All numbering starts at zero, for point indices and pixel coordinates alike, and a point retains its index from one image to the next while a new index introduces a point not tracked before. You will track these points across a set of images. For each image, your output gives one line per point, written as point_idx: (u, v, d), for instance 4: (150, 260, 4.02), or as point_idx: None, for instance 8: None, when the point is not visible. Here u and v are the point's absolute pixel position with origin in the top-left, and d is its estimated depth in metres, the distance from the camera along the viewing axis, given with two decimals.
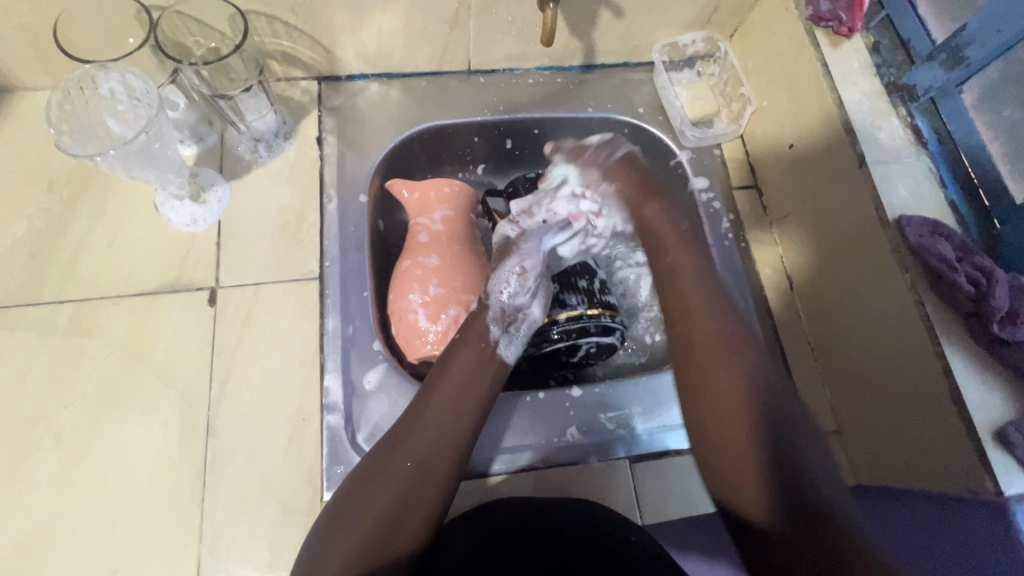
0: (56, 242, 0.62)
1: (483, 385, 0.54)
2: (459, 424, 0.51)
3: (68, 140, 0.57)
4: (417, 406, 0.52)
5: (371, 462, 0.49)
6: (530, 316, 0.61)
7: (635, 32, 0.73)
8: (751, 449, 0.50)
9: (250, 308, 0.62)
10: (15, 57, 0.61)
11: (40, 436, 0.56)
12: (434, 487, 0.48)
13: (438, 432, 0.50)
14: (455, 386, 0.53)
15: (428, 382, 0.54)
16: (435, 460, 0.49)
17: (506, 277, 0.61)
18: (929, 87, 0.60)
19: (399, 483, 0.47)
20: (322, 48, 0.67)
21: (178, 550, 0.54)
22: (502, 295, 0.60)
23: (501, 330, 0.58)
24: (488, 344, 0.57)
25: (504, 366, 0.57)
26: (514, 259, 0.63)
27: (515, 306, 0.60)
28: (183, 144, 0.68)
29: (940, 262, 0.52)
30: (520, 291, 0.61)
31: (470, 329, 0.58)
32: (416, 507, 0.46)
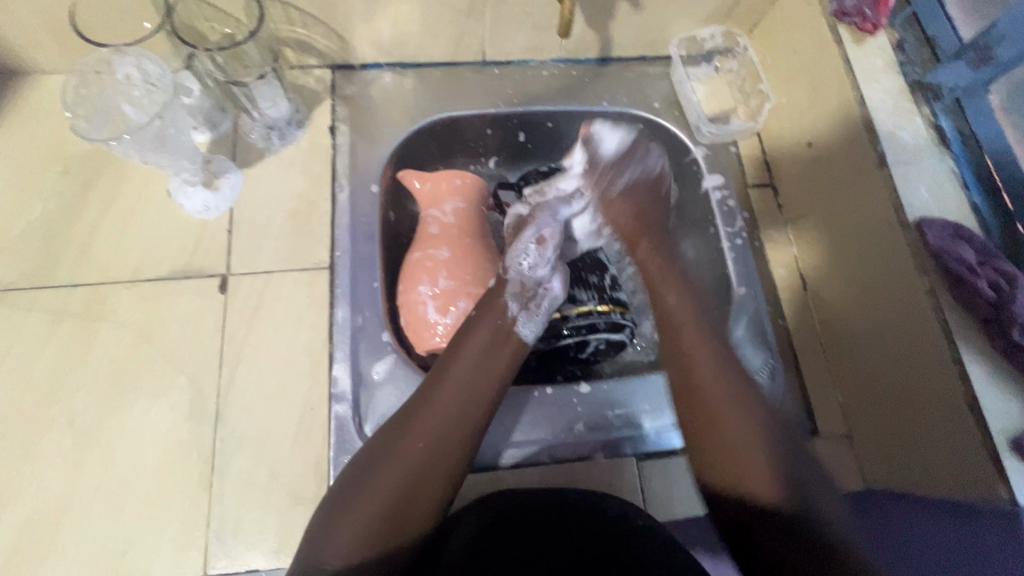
0: (70, 226, 0.63)
1: (501, 364, 0.54)
2: (473, 407, 0.50)
3: (83, 124, 0.58)
4: (432, 382, 0.51)
5: (383, 437, 0.48)
6: (550, 292, 0.61)
7: (653, 25, 0.72)
8: (757, 446, 0.49)
9: (260, 295, 0.63)
10: (32, 40, 0.61)
11: (53, 417, 0.56)
12: (448, 463, 0.47)
13: (454, 409, 0.49)
14: (470, 369, 0.52)
15: (444, 358, 0.53)
16: (450, 437, 0.48)
17: (524, 248, 0.62)
18: (954, 86, 0.58)
19: (413, 459, 0.46)
20: (337, 36, 0.67)
21: (187, 533, 0.54)
22: (522, 267, 0.60)
23: (522, 306, 0.58)
24: (506, 322, 0.56)
25: (521, 346, 0.56)
26: (532, 230, 0.63)
27: (534, 280, 0.60)
28: (196, 130, 0.68)
29: (960, 266, 0.51)
30: (538, 263, 0.61)
31: (488, 305, 0.57)
32: (428, 485, 0.46)
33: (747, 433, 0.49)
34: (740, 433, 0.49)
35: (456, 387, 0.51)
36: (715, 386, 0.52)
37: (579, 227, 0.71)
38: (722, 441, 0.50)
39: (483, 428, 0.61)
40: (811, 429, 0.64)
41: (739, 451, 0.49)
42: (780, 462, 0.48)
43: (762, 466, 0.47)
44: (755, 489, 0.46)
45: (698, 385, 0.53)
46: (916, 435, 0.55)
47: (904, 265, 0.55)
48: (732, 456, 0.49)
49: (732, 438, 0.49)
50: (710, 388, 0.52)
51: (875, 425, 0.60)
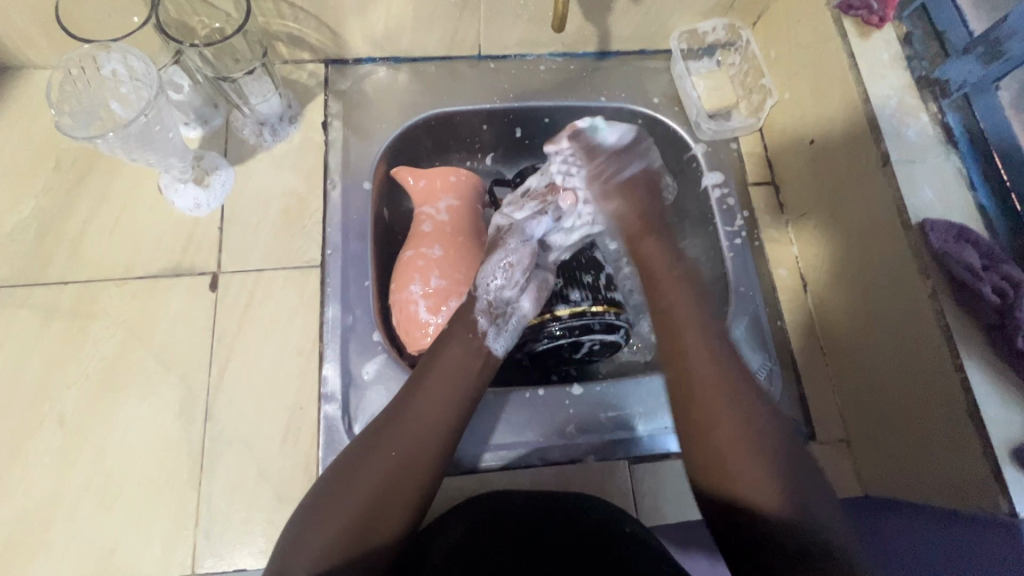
0: (62, 223, 0.63)
1: (471, 375, 0.53)
2: (445, 419, 0.49)
3: (69, 121, 0.57)
4: (405, 397, 0.50)
5: (352, 453, 0.47)
6: (519, 310, 0.58)
7: (653, 18, 0.70)
8: (733, 430, 0.47)
9: (251, 294, 0.62)
10: (22, 34, 0.61)
11: (44, 414, 0.57)
12: (416, 479, 0.46)
13: (427, 425, 0.48)
14: (443, 381, 0.51)
15: (418, 373, 0.52)
16: (421, 451, 0.47)
17: (493, 269, 0.59)
18: (963, 83, 0.56)
19: (380, 476, 0.45)
20: (329, 30, 0.66)
21: (176, 531, 0.54)
22: (490, 288, 0.58)
23: (489, 322, 0.56)
24: (477, 335, 0.55)
25: (492, 357, 0.55)
26: (501, 254, 0.59)
27: (503, 299, 0.58)
28: (188, 126, 0.67)
29: (964, 270, 0.49)
30: (509, 285, 0.58)
31: (459, 321, 0.56)
32: (397, 503, 0.45)
33: (759, 438, 0.46)
34: (741, 448, 0.46)
35: (428, 402, 0.50)
36: (712, 386, 0.49)
37: (553, 241, 0.64)
38: (718, 449, 0.46)
39: (473, 430, 0.60)
40: (808, 434, 0.63)
41: (739, 448, 0.46)
42: (771, 459, 0.45)
43: (748, 459, 0.45)
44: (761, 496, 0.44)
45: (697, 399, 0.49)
46: (916, 445, 0.54)
47: (906, 268, 0.54)
48: (733, 463, 0.45)
49: (729, 442, 0.46)
50: (715, 395, 0.49)
51: (874, 433, 0.59)
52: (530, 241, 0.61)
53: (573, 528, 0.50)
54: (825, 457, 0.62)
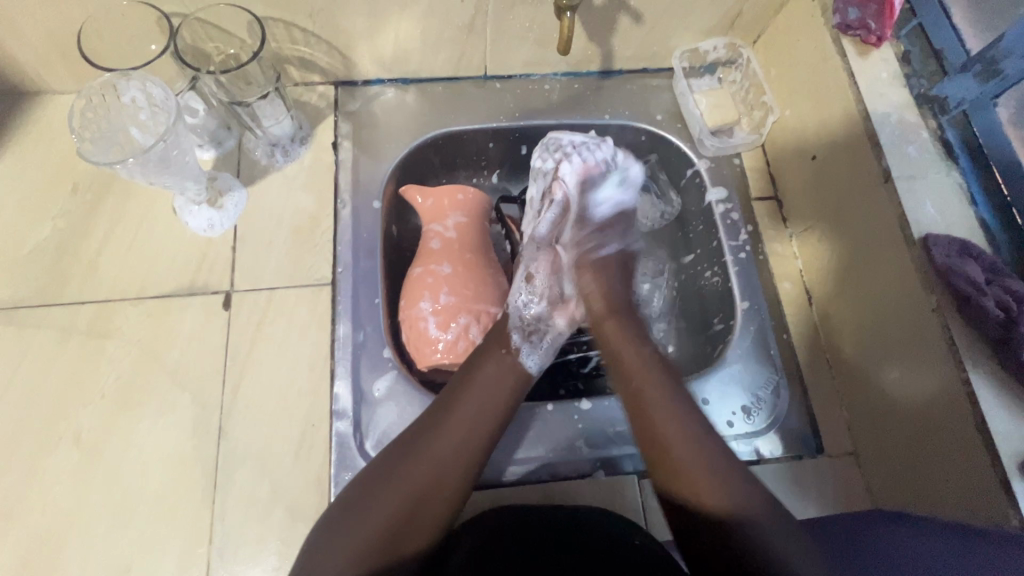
0: (79, 244, 0.64)
1: (503, 397, 0.54)
2: (476, 439, 0.50)
3: (89, 147, 0.59)
4: (435, 416, 0.51)
5: (379, 470, 0.48)
6: (552, 329, 0.64)
7: (655, 37, 0.71)
8: (693, 459, 0.48)
9: (263, 312, 0.63)
10: (43, 62, 0.63)
11: (61, 433, 0.57)
12: (443, 500, 0.47)
13: (455, 445, 0.49)
14: (477, 398, 0.52)
15: (452, 389, 0.54)
16: (449, 470, 0.48)
17: (518, 289, 0.64)
18: (961, 99, 0.57)
19: (411, 488, 0.46)
20: (339, 53, 0.67)
21: (190, 549, 0.55)
22: (519, 307, 0.63)
23: (523, 339, 0.60)
24: (510, 351, 0.57)
25: (527, 377, 0.56)
26: (522, 271, 0.66)
27: (534, 317, 0.63)
28: (202, 148, 0.69)
29: (968, 284, 0.50)
30: (535, 301, 0.64)
31: (495, 337, 0.58)
32: (423, 521, 0.46)
33: (704, 446, 0.49)
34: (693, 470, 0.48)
35: (458, 423, 0.50)
36: (654, 402, 0.53)
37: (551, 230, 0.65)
38: (680, 467, 0.49)
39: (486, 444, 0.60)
40: (817, 447, 0.63)
41: (680, 456, 0.49)
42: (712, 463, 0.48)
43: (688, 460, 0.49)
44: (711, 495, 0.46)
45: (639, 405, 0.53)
46: (926, 458, 0.54)
47: (910, 282, 0.54)
48: (682, 466, 0.48)
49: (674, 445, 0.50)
50: (661, 410, 0.52)
51: (883, 446, 0.59)
52: (555, 248, 0.65)
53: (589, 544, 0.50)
54: (833, 469, 0.62)
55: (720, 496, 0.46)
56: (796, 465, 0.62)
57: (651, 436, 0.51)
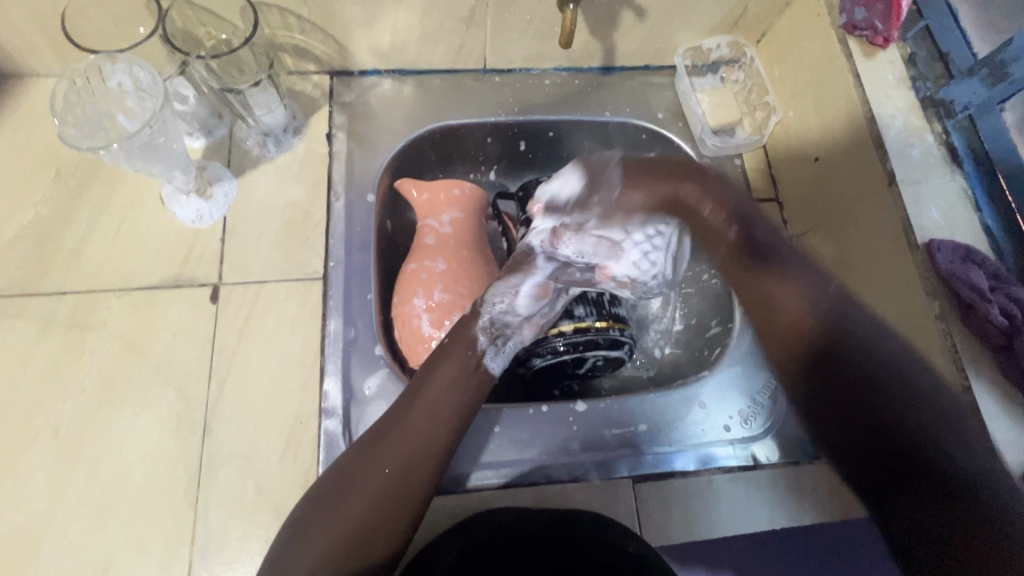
0: (61, 232, 0.62)
1: (467, 394, 0.53)
2: (438, 438, 0.50)
3: (73, 132, 0.57)
4: (399, 413, 0.50)
5: (344, 469, 0.48)
6: (518, 335, 0.60)
7: (658, 34, 0.70)
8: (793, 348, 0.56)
9: (252, 307, 0.61)
10: (26, 43, 0.61)
11: (38, 428, 0.55)
12: (411, 495, 0.47)
13: (415, 448, 0.49)
14: (439, 397, 0.51)
15: (415, 384, 0.52)
16: (411, 474, 0.48)
17: (505, 290, 0.59)
18: (968, 103, 0.57)
19: (373, 492, 0.46)
20: (335, 42, 0.66)
21: (171, 549, 0.53)
22: (496, 309, 0.58)
23: (489, 341, 0.57)
24: (475, 353, 0.55)
25: (490, 377, 0.55)
26: (520, 276, 0.60)
27: (507, 321, 0.59)
28: (191, 136, 0.67)
29: (973, 292, 0.49)
30: (512, 310, 0.59)
31: (457, 335, 0.56)
32: (388, 524, 0.46)
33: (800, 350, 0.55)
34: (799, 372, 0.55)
35: (419, 424, 0.50)
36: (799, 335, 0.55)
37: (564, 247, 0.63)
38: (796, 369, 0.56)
39: (475, 448, 0.59)
40: (814, 454, 0.62)
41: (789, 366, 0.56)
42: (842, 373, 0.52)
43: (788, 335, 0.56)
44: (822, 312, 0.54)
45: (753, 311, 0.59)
46: None
47: (911, 288, 0.54)
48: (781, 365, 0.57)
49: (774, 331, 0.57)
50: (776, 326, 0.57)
51: None
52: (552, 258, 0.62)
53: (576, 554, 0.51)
54: (831, 476, 0.61)
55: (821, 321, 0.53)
56: (791, 471, 0.61)
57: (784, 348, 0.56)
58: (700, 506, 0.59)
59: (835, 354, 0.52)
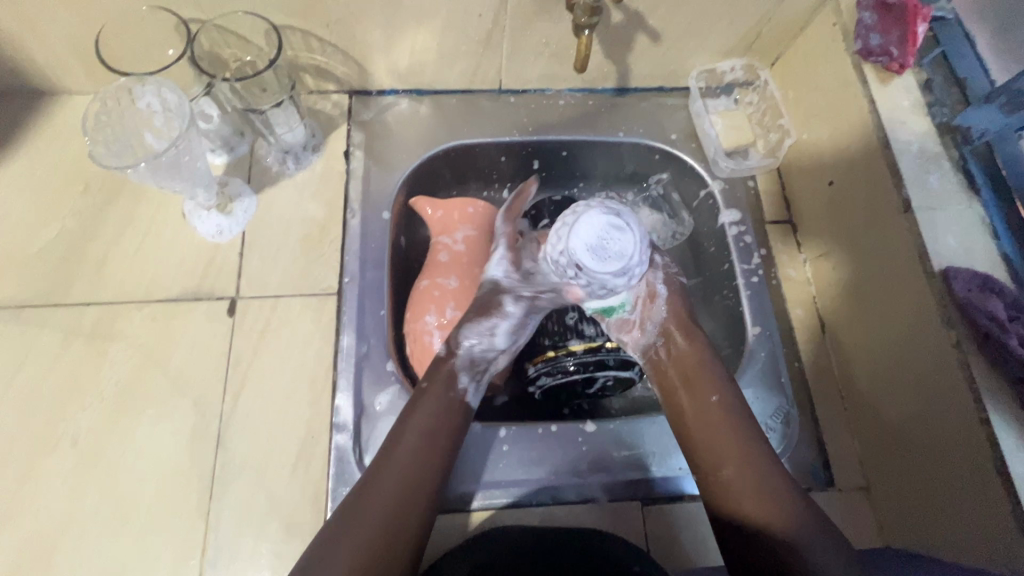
0: (88, 245, 0.64)
1: (448, 432, 0.53)
2: (425, 475, 0.50)
3: (102, 150, 0.59)
4: (382, 460, 0.50)
5: (335, 525, 0.46)
6: (495, 367, 0.60)
7: (672, 57, 0.71)
8: (754, 481, 0.50)
9: (268, 320, 0.63)
10: (63, 63, 0.63)
11: (58, 436, 0.57)
12: (407, 535, 0.46)
13: (404, 480, 0.49)
14: (421, 435, 0.51)
15: (395, 432, 0.52)
16: (403, 517, 0.47)
17: (479, 329, 0.57)
18: (985, 130, 0.56)
19: (369, 538, 0.45)
20: (355, 62, 0.67)
21: (181, 561, 0.54)
22: (472, 348, 0.57)
23: (471, 378, 0.57)
24: (455, 395, 0.55)
25: (467, 412, 0.55)
26: (493, 319, 0.58)
27: (486, 358, 0.58)
28: (214, 153, 0.69)
29: (989, 321, 0.49)
30: (490, 347, 0.58)
31: (434, 376, 0.56)
32: (386, 568, 0.44)
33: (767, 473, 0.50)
34: (750, 499, 0.49)
35: (409, 455, 0.50)
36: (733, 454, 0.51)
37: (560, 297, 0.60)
38: (746, 486, 0.49)
39: (484, 467, 0.59)
40: (826, 480, 0.61)
41: (740, 483, 0.50)
42: (783, 495, 0.49)
43: (759, 508, 0.48)
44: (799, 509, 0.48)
45: (726, 462, 0.51)
46: (942, 500, 0.52)
47: (927, 317, 0.53)
48: (742, 495, 0.49)
49: (744, 487, 0.49)
50: (729, 444, 0.52)
51: (896, 483, 0.57)
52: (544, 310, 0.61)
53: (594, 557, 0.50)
54: (843, 503, 0.60)
55: (788, 497, 0.48)
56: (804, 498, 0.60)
57: (730, 476, 0.50)
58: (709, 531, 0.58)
59: (759, 476, 0.50)
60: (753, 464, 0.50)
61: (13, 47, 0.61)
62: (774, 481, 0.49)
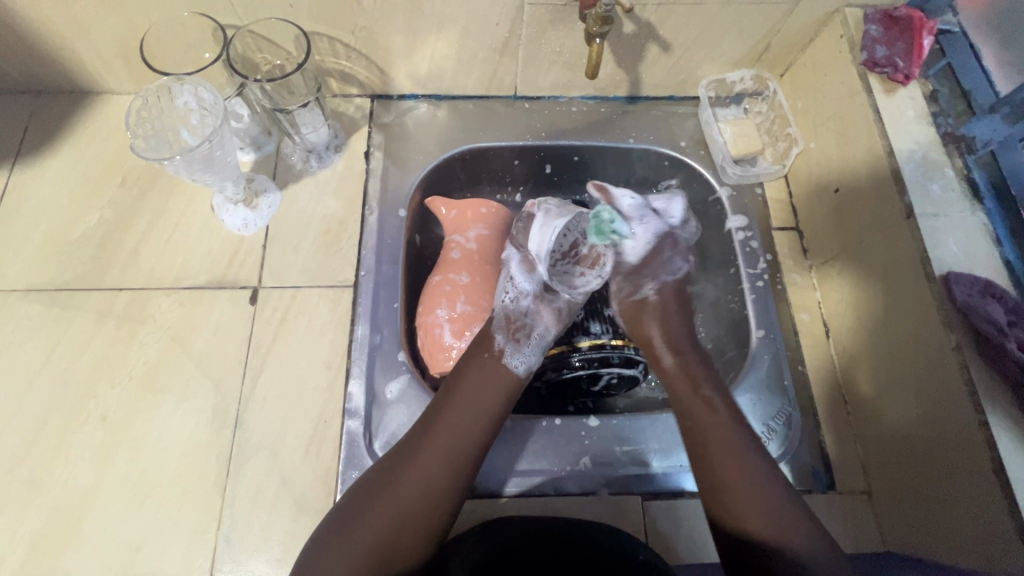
0: (122, 234, 0.68)
1: (490, 404, 0.55)
2: (464, 442, 0.52)
3: (142, 144, 0.63)
4: (425, 425, 0.53)
5: (375, 478, 0.50)
6: (537, 325, 0.62)
7: (682, 67, 0.73)
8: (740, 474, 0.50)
9: (287, 309, 0.66)
10: (106, 64, 0.68)
11: (88, 411, 0.60)
12: (439, 495, 0.49)
13: (445, 442, 0.52)
14: (463, 404, 0.54)
15: (439, 399, 0.56)
16: (436, 480, 0.50)
17: (505, 283, 0.64)
18: (988, 140, 0.58)
19: (404, 493, 0.48)
20: (377, 68, 0.71)
21: (198, 534, 0.56)
22: (506, 301, 0.63)
23: (507, 337, 0.60)
24: (492, 353, 0.58)
25: (514, 383, 0.58)
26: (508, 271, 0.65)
27: (520, 310, 0.63)
28: (242, 151, 0.73)
29: (990, 325, 0.49)
30: (522, 298, 0.63)
31: (477, 343, 0.60)
32: (414, 524, 0.47)
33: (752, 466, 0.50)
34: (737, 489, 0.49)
35: (450, 420, 0.53)
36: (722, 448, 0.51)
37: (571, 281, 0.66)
38: (736, 478, 0.50)
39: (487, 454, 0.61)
40: (827, 483, 0.62)
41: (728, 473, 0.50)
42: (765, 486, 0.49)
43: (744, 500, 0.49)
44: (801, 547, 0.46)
45: (730, 502, 0.49)
46: (941, 503, 0.53)
47: (928, 322, 0.54)
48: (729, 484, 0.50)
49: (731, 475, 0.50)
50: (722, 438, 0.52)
51: (897, 487, 0.57)
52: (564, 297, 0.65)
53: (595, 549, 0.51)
54: (844, 506, 0.60)
55: (782, 517, 0.48)
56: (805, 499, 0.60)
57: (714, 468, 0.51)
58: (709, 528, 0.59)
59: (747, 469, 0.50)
60: (755, 487, 0.49)
61: (63, 49, 0.66)
62: (768, 506, 0.48)
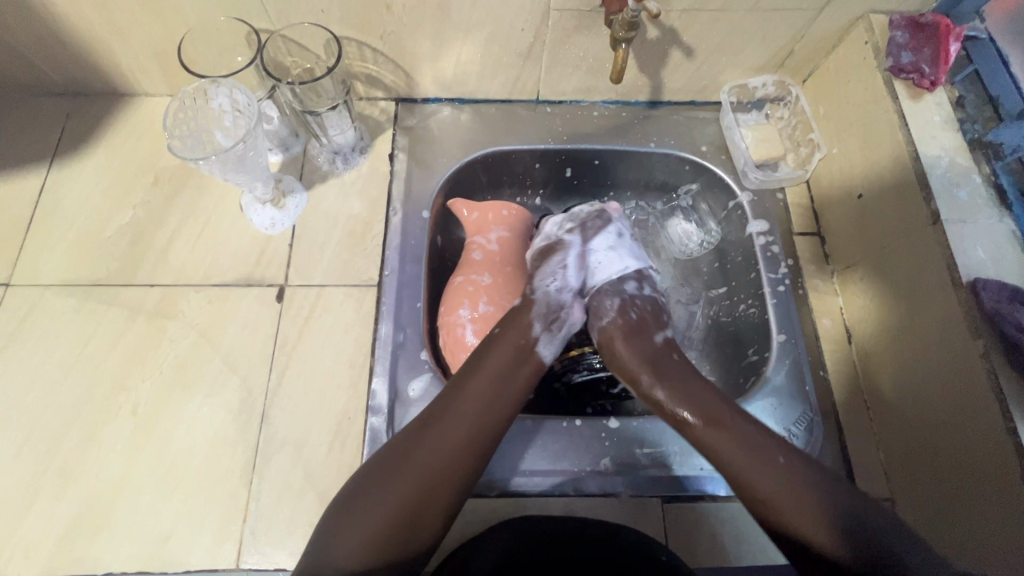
0: (154, 232, 0.70)
1: (515, 383, 0.55)
2: (487, 421, 0.52)
3: (179, 145, 0.65)
4: (449, 400, 0.53)
5: (398, 448, 0.50)
6: (571, 318, 0.61)
7: (705, 72, 0.73)
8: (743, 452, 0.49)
9: (312, 307, 0.67)
10: (142, 66, 0.70)
11: (119, 403, 0.62)
12: (461, 470, 0.49)
13: (470, 416, 0.52)
14: (489, 382, 0.54)
15: (464, 375, 0.55)
16: (457, 454, 0.50)
17: (554, 270, 0.63)
18: (1016, 147, 0.58)
19: (426, 464, 0.48)
20: (403, 72, 0.72)
21: (224, 526, 0.57)
22: (548, 288, 0.62)
23: (544, 327, 0.59)
24: (527, 340, 0.58)
25: (539, 366, 0.57)
26: (560, 256, 0.64)
27: (559, 302, 0.61)
28: (271, 152, 0.74)
29: (1018, 331, 0.49)
30: (565, 290, 0.62)
31: (512, 322, 0.59)
32: (435, 496, 0.47)
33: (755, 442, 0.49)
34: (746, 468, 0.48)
35: (476, 396, 0.53)
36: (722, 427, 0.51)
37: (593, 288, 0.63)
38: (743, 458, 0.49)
39: (507, 454, 0.61)
40: None
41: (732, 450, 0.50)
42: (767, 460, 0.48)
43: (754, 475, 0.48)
44: (792, 522, 0.45)
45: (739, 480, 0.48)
46: (968, 510, 0.52)
47: (955, 327, 0.53)
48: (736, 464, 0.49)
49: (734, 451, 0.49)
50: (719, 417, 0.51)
51: (922, 492, 0.57)
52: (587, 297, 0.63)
53: (614, 546, 0.51)
54: None
55: (788, 489, 0.47)
56: None
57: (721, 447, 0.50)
58: (727, 530, 0.60)
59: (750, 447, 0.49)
60: (759, 462, 0.48)
61: (101, 52, 0.68)
62: (777, 479, 0.47)
